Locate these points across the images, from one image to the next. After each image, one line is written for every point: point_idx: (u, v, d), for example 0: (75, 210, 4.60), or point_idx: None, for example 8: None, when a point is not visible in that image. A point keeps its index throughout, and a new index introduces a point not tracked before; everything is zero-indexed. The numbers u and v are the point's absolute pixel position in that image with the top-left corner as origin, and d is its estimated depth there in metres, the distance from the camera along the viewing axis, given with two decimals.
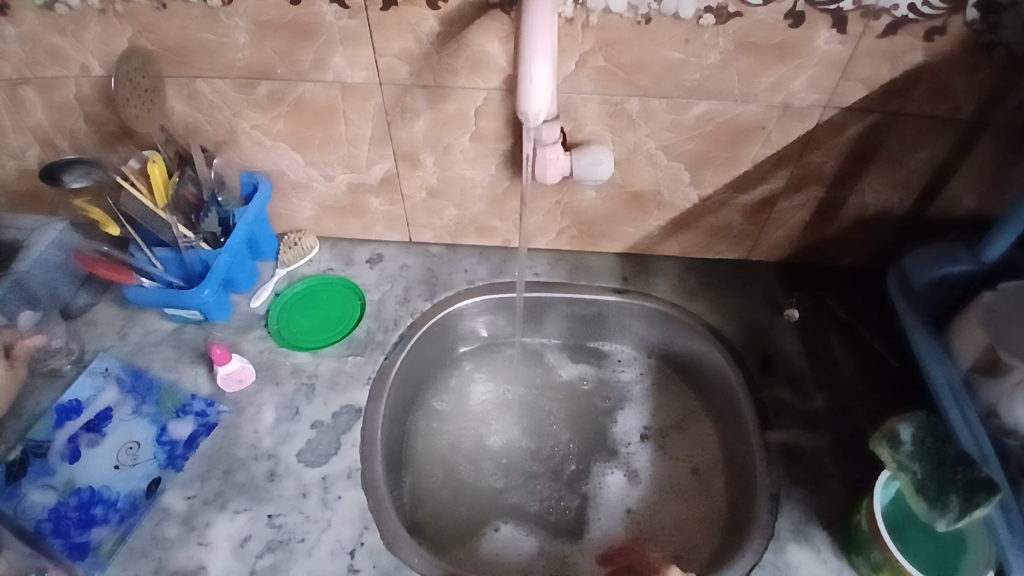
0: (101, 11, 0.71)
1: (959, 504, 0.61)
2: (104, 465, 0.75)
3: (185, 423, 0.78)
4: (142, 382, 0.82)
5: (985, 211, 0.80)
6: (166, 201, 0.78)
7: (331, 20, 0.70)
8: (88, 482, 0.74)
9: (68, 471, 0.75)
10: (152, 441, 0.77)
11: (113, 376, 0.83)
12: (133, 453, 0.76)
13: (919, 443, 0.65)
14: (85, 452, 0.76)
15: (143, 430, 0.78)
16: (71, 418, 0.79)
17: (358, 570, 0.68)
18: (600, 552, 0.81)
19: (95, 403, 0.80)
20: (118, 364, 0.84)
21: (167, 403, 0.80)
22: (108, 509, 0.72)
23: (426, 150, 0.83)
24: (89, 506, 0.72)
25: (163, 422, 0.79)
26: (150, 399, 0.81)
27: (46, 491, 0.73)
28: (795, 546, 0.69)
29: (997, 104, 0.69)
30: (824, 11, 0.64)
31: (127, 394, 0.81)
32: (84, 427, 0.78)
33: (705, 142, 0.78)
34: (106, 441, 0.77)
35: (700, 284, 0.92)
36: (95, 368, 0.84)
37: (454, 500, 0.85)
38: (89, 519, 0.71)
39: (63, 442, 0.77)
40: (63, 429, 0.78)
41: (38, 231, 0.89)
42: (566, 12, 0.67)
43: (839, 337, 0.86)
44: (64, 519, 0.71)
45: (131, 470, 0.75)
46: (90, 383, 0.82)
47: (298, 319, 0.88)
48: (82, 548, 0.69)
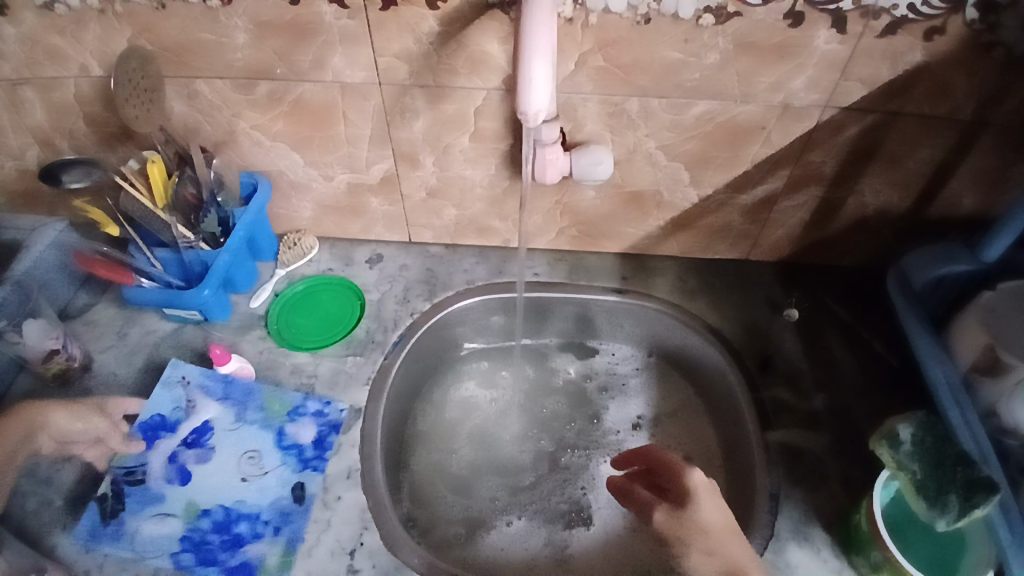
0: (101, 11, 0.71)
1: (959, 503, 0.61)
2: (228, 480, 0.73)
3: (308, 425, 0.78)
4: (235, 388, 0.80)
5: (985, 210, 0.80)
6: (166, 202, 0.79)
7: (330, 20, 0.70)
8: (216, 502, 0.72)
9: (183, 494, 0.72)
10: (273, 447, 0.76)
11: (193, 386, 0.81)
12: (252, 463, 0.74)
13: (919, 442, 0.65)
14: (195, 470, 0.74)
15: (255, 440, 0.76)
16: (163, 437, 0.76)
17: (358, 570, 0.68)
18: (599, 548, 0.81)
19: (189, 419, 0.78)
20: (196, 372, 0.82)
21: (275, 408, 0.79)
22: (255, 524, 0.70)
23: (426, 150, 0.83)
24: (230, 526, 0.70)
25: (277, 426, 0.78)
26: (252, 406, 0.79)
27: (165, 519, 0.71)
28: (795, 545, 0.69)
29: (997, 104, 0.69)
30: (824, 11, 0.64)
31: (223, 404, 0.79)
32: (182, 445, 0.76)
33: (705, 141, 0.78)
34: (216, 455, 0.75)
35: (700, 284, 0.92)
36: (170, 379, 0.81)
37: (455, 500, 0.85)
38: (236, 539, 0.69)
39: (160, 466, 0.74)
40: (157, 450, 0.75)
41: (38, 231, 0.90)
42: (565, 12, 0.67)
43: (838, 337, 0.86)
44: (199, 544, 0.69)
45: (261, 480, 0.73)
46: (170, 396, 0.80)
47: (298, 319, 0.88)
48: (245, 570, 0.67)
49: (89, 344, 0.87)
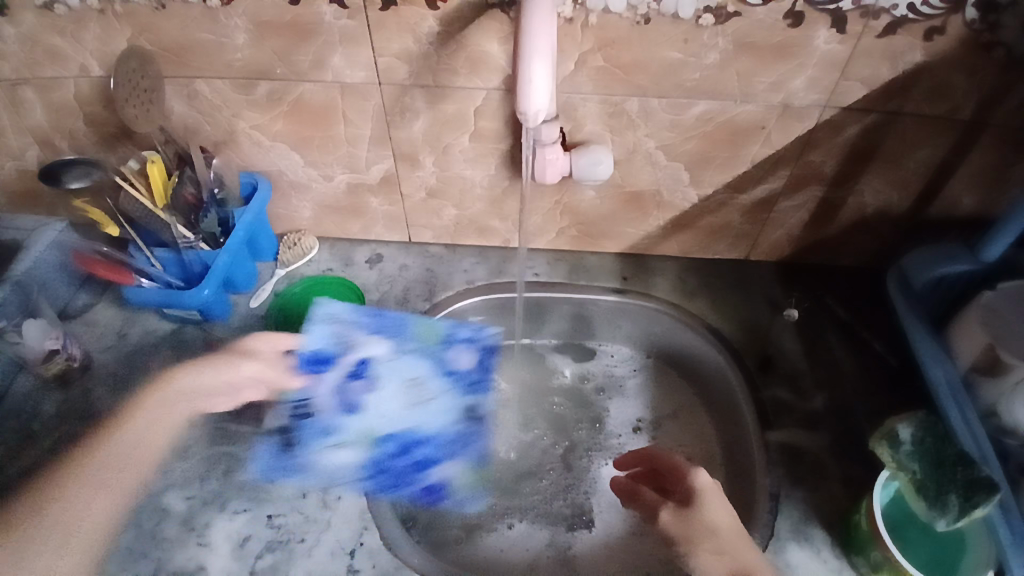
0: (101, 11, 0.71)
1: (958, 503, 0.61)
2: (396, 408, 0.80)
3: (465, 356, 0.84)
4: (387, 321, 0.82)
5: (986, 210, 0.80)
6: (166, 202, 0.79)
7: (331, 20, 0.70)
8: (399, 429, 0.79)
9: (347, 425, 0.78)
10: (434, 374, 0.82)
11: (348, 322, 0.81)
12: (420, 391, 0.81)
13: (919, 442, 0.65)
14: (361, 401, 0.79)
15: (376, 368, 0.81)
16: (325, 370, 0.80)
17: (358, 570, 0.68)
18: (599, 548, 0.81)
19: (349, 351, 0.81)
20: (343, 308, 0.81)
21: (429, 335, 0.83)
22: (436, 449, 0.79)
23: (426, 151, 0.83)
24: (410, 455, 0.77)
25: (433, 354, 0.83)
26: (407, 335, 0.82)
27: (341, 450, 0.77)
28: (794, 545, 0.69)
29: (997, 104, 0.69)
30: (824, 11, 0.64)
31: (386, 337, 0.82)
32: (348, 376, 0.80)
33: (705, 141, 0.78)
34: (380, 385, 0.81)
35: (700, 284, 0.92)
36: (320, 316, 0.80)
37: None
38: (423, 464, 0.78)
39: (330, 397, 0.79)
40: (321, 382, 0.80)
41: (38, 232, 0.91)
42: (565, 12, 0.67)
43: (838, 337, 0.86)
44: (391, 470, 0.76)
45: (429, 406, 0.81)
46: (323, 331, 0.80)
47: (299, 320, 0.88)
48: (432, 491, 0.78)
49: (89, 344, 0.87)
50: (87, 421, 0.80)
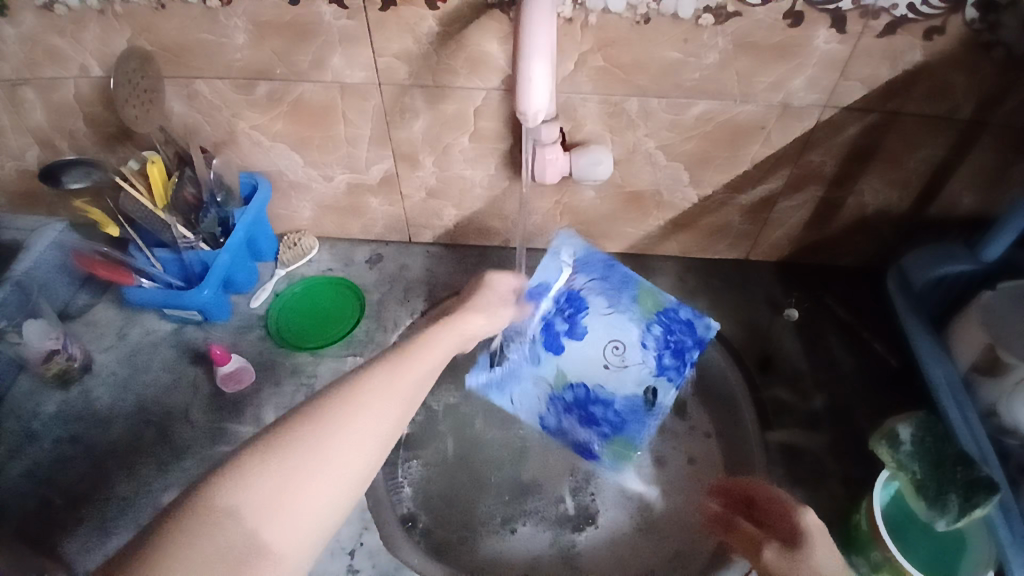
0: (101, 12, 0.71)
1: (958, 504, 0.61)
2: (596, 360, 0.83)
3: (673, 332, 0.83)
4: (615, 275, 0.88)
5: (986, 210, 0.80)
6: (165, 202, 0.79)
7: (330, 20, 0.70)
8: (581, 379, 0.82)
9: (556, 361, 0.84)
10: (637, 344, 0.83)
11: (575, 263, 0.89)
12: (621, 353, 0.83)
13: (919, 442, 0.65)
14: (566, 345, 0.85)
15: (618, 326, 0.85)
16: (542, 299, 0.87)
17: (358, 571, 0.68)
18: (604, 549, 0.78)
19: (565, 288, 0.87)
20: (578, 249, 0.90)
21: (648, 303, 0.86)
22: (606, 411, 0.80)
23: (426, 151, 0.83)
24: (587, 405, 0.80)
25: (643, 322, 0.84)
26: (627, 293, 0.87)
27: (537, 381, 0.83)
28: None
29: (998, 103, 0.69)
30: (823, 10, 0.64)
31: (599, 293, 0.87)
32: (559, 316, 0.86)
33: (704, 141, 0.78)
34: (590, 335, 0.85)
35: (700, 284, 0.92)
36: (556, 248, 0.89)
37: (457, 501, 0.83)
38: (590, 418, 0.80)
39: (541, 330, 0.86)
40: (537, 313, 0.86)
41: (38, 232, 0.91)
42: (565, 12, 0.67)
43: (837, 337, 0.86)
44: (567, 411, 0.81)
45: (620, 372, 0.82)
46: (554, 265, 0.88)
47: (298, 320, 0.88)
48: (586, 449, 0.78)
49: (89, 344, 0.87)
50: (87, 421, 0.80)
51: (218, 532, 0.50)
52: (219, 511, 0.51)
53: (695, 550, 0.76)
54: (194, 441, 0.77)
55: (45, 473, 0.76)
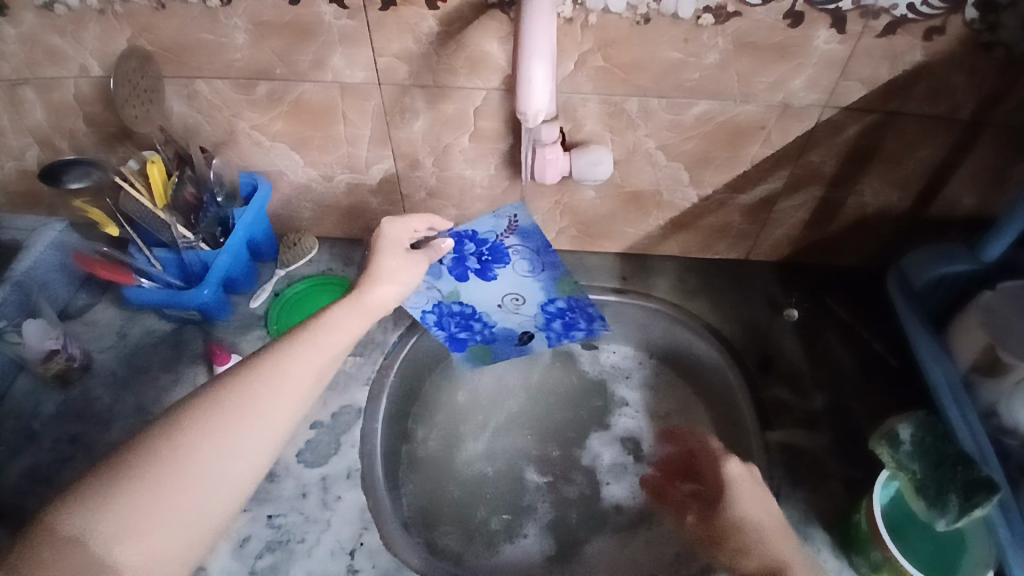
0: (101, 11, 0.71)
1: (958, 503, 0.61)
2: (492, 299, 0.87)
3: (565, 318, 0.87)
4: (545, 255, 0.88)
5: (985, 211, 0.80)
6: (165, 202, 0.78)
7: (330, 20, 0.70)
8: (472, 302, 0.87)
9: (456, 283, 0.87)
10: (536, 303, 0.87)
11: (514, 232, 0.87)
12: (517, 305, 0.87)
13: (919, 442, 0.65)
14: (473, 281, 0.87)
15: (524, 284, 0.87)
16: (468, 243, 0.87)
17: (358, 570, 0.68)
18: (612, 553, 0.79)
19: (500, 244, 0.87)
20: (525, 219, 0.87)
21: (563, 286, 0.88)
22: (485, 330, 0.87)
23: (426, 151, 0.83)
24: (469, 321, 0.87)
25: (553, 295, 0.87)
26: (547, 271, 0.88)
27: (434, 291, 0.87)
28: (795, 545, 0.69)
29: (996, 103, 0.69)
30: (823, 10, 0.64)
31: (524, 258, 0.87)
32: (477, 255, 0.87)
33: (704, 141, 0.78)
34: (496, 281, 0.87)
35: (699, 283, 0.92)
36: (504, 214, 0.87)
37: (461, 509, 0.83)
38: (467, 327, 0.87)
39: (455, 263, 0.87)
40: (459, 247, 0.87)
41: (38, 231, 0.90)
42: (565, 12, 0.67)
43: (838, 337, 0.86)
44: (448, 317, 0.87)
45: (514, 315, 0.87)
46: (493, 224, 0.87)
47: (297, 319, 0.87)
48: (460, 342, 0.86)
49: (89, 344, 0.87)
50: (87, 420, 0.80)
51: (73, 562, 0.46)
52: (67, 544, 0.46)
53: None
54: None
55: (45, 473, 0.76)
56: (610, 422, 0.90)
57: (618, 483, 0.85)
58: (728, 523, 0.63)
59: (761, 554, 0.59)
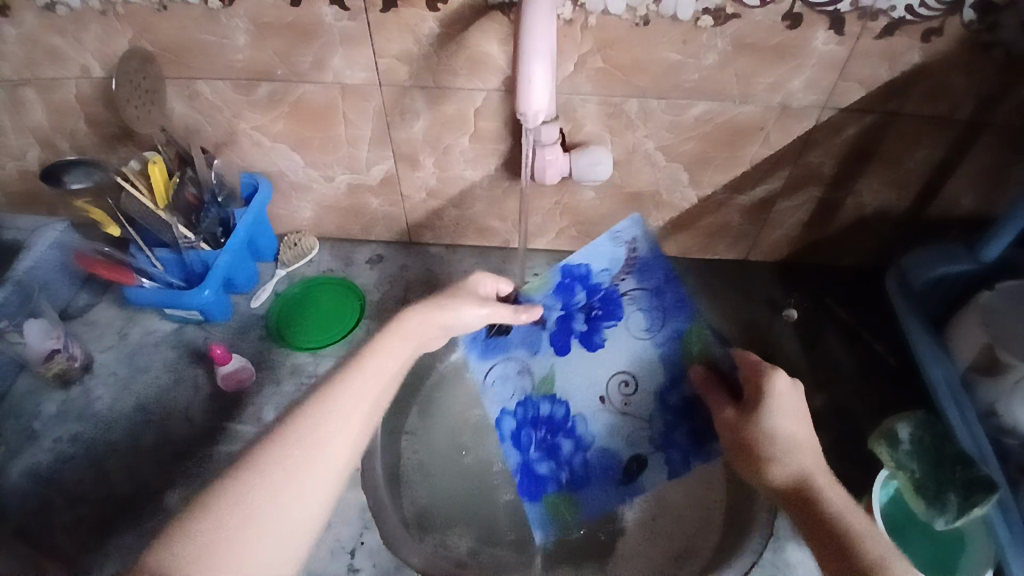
0: (103, 13, 0.72)
1: (957, 502, 0.63)
2: (593, 394, 0.77)
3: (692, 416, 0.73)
4: (666, 298, 0.76)
5: (984, 211, 0.80)
6: (166, 202, 0.79)
7: (331, 21, 0.70)
8: (564, 394, 0.78)
9: (552, 362, 0.79)
10: (653, 392, 0.75)
11: (630, 271, 0.77)
12: (627, 393, 0.76)
13: (918, 442, 0.68)
14: (576, 352, 0.78)
15: (636, 354, 0.76)
16: (578, 285, 0.78)
17: (358, 570, 0.68)
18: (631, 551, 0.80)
19: (613, 287, 0.77)
20: (644, 244, 0.77)
21: (694, 347, 0.74)
22: (576, 450, 0.76)
23: (427, 151, 0.83)
24: (559, 433, 0.76)
25: (674, 375, 0.75)
26: (673, 322, 0.76)
27: (525, 375, 0.79)
28: (794, 545, 0.70)
29: (994, 104, 0.70)
30: (822, 11, 0.64)
31: (642, 308, 0.77)
32: (585, 313, 0.78)
33: (704, 142, 0.78)
34: (608, 351, 0.77)
35: (699, 284, 0.92)
36: (620, 233, 0.77)
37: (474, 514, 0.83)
38: (554, 444, 0.76)
39: (553, 326, 0.79)
40: (570, 293, 0.78)
41: (39, 231, 0.90)
42: (565, 13, 0.67)
43: (837, 337, 0.86)
44: (529, 429, 0.77)
45: (622, 419, 0.76)
46: (610, 248, 0.77)
47: (298, 320, 0.88)
48: (536, 488, 0.74)
49: (89, 344, 0.87)
50: (88, 421, 0.80)
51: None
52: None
53: (699, 542, 0.78)
54: (194, 442, 0.77)
55: (46, 473, 0.76)
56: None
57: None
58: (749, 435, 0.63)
59: (788, 464, 0.60)
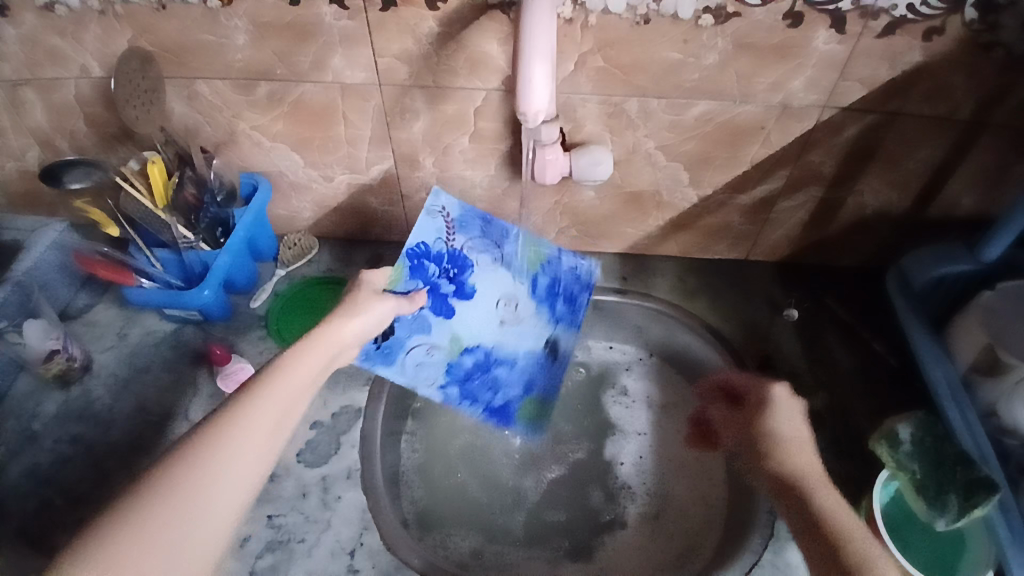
0: (102, 12, 0.72)
1: (958, 503, 0.63)
2: (489, 321, 0.85)
3: (565, 285, 0.87)
4: (492, 228, 0.85)
5: (985, 211, 0.80)
6: (166, 202, 0.79)
7: (331, 20, 0.70)
8: (472, 339, 0.83)
9: (448, 328, 0.82)
10: (528, 296, 0.86)
11: (451, 219, 0.82)
12: (512, 309, 0.85)
13: (919, 442, 0.69)
14: (460, 309, 0.83)
15: (505, 282, 0.85)
16: (427, 262, 0.80)
17: (358, 570, 0.68)
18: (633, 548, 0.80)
19: (450, 251, 0.82)
20: (452, 204, 0.83)
21: (534, 255, 0.86)
22: (509, 368, 0.85)
23: (426, 151, 0.83)
24: (489, 366, 0.84)
25: (533, 275, 0.86)
26: (510, 244, 0.85)
27: (432, 348, 0.81)
28: (794, 545, 0.69)
29: (995, 104, 0.69)
30: (823, 10, 0.64)
31: (482, 250, 0.84)
32: (446, 278, 0.82)
33: (704, 141, 0.78)
34: (478, 299, 0.84)
35: (699, 284, 0.92)
36: (434, 207, 0.81)
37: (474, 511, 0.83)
38: (494, 378, 0.84)
39: (427, 300, 0.80)
40: (422, 271, 0.80)
41: (38, 232, 0.90)
42: (565, 13, 0.67)
43: (837, 336, 0.86)
44: (466, 377, 0.83)
45: (517, 326, 0.86)
46: (433, 223, 0.81)
47: (298, 320, 0.88)
48: (505, 416, 0.84)
49: (89, 344, 0.87)
50: (87, 421, 0.80)
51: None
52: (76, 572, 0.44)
53: (699, 540, 0.79)
54: None
55: (45, 474, 0.76)
56: (608, 412, 0.91)
57: (622, 469, 0.87)
58: (756, 434, 0.66)
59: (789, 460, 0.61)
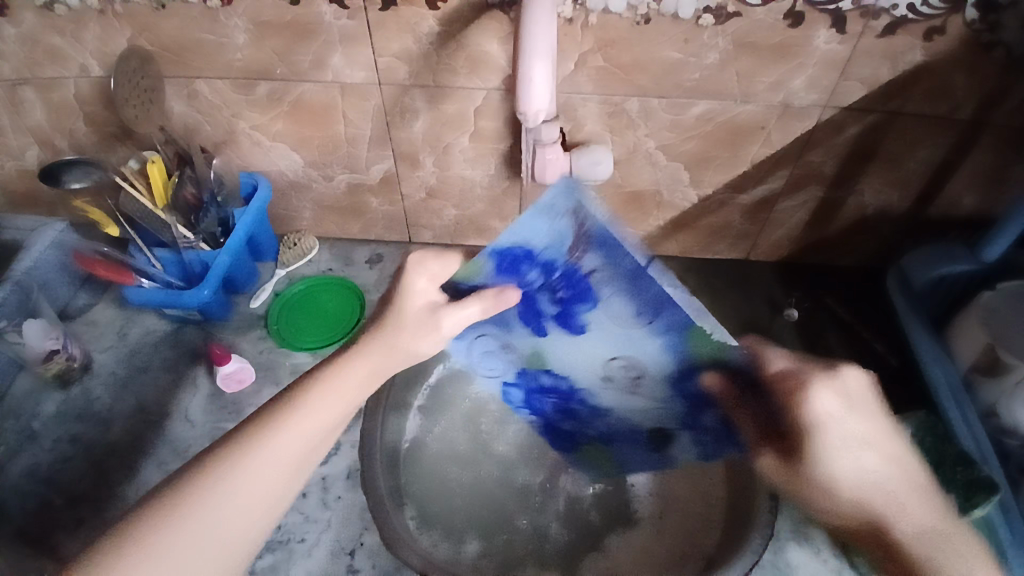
0: (101, 12, 0.71)
1: (960, 502, 0.62)
2: (589, 369, 0.67)
3: (702, 416, 0.64)
4: (644, 289, 0.58)
5: (986, 210, 0.80)
6: (166, 202, 0.79)
7: (330, 20, 0.70)
8: (554, 362, 0.69)
9: (534, 342, 0.68)
10: (658, 374, 0.63)
11: (590, 232, 0.58)
12: (631, 376, 0.65)
13: (919, 441, 0.67)
14: (574, 334, 0.65)
15: (645, 350, 0.62)
16: (524, 263, 0.61)
17: (358, 570, 0.70)
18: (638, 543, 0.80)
19: (584, 258, 0.59)
20: (595, 212, 0.57)
21: (701, 346, 0.59)
22: (585, 406, 0.71)
23: (426, 150, 0.83)
24: (569, 400, 0.71)
25: (678, 350, 0.60)
26: (664, 313, 0.58)
27: (509, 349, 0.70)
28: (795, 546, 0.72)
29: (997, 104, 0.69)
30: (823, 10, 0.64)
31: (621, 296, 0.60)
32: (552, 294, 0.63)
33: (704, 141, 0.78)
34: (592, 335, 0.64)
35: (699, 285, 0.92)
36: (567, 190, 0.57)
37: (479, 507, 0.83)
38: (569, 409, 0.73)
39: (515, 311, 0.65)
40: (522, 274, 0.61)
41: (38, 231, 0.90)
42: (566, 12, 0.67)
43: (836, 335, 0.86)
44: (537, 393, 0.74)
45: (630, 394, 0.67)
46: (552, 217, 0.58)
47: (298, 320, 0.88)
48: (569, 440, 0.78)
49: (89, 344, 0.87)
50: (87, 421, 0.80)
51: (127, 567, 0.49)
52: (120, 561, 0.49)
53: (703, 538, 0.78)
54: (194, 441, 0.77)
55: (46, 473, 0.76)
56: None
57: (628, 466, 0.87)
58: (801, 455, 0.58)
59: (851, 506, 0.57)
